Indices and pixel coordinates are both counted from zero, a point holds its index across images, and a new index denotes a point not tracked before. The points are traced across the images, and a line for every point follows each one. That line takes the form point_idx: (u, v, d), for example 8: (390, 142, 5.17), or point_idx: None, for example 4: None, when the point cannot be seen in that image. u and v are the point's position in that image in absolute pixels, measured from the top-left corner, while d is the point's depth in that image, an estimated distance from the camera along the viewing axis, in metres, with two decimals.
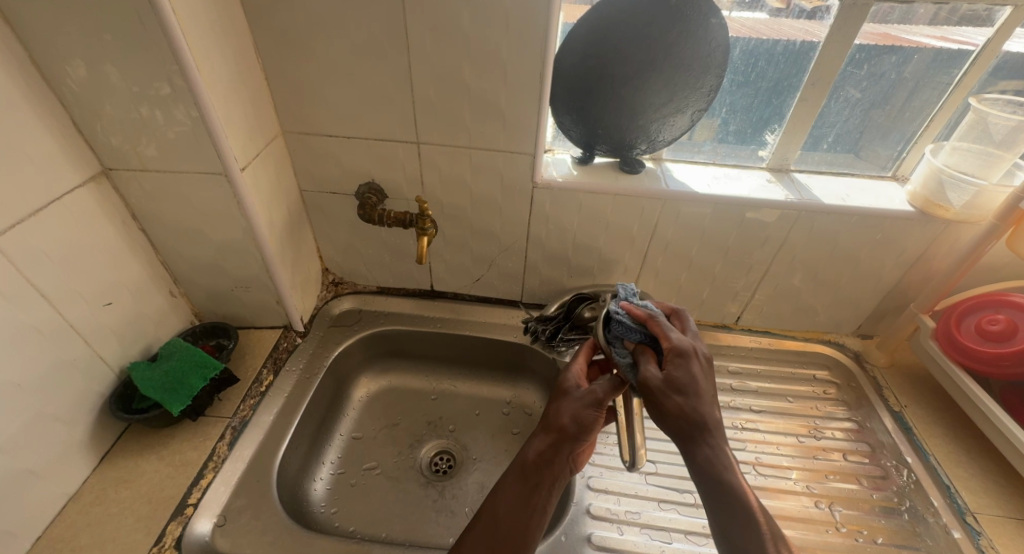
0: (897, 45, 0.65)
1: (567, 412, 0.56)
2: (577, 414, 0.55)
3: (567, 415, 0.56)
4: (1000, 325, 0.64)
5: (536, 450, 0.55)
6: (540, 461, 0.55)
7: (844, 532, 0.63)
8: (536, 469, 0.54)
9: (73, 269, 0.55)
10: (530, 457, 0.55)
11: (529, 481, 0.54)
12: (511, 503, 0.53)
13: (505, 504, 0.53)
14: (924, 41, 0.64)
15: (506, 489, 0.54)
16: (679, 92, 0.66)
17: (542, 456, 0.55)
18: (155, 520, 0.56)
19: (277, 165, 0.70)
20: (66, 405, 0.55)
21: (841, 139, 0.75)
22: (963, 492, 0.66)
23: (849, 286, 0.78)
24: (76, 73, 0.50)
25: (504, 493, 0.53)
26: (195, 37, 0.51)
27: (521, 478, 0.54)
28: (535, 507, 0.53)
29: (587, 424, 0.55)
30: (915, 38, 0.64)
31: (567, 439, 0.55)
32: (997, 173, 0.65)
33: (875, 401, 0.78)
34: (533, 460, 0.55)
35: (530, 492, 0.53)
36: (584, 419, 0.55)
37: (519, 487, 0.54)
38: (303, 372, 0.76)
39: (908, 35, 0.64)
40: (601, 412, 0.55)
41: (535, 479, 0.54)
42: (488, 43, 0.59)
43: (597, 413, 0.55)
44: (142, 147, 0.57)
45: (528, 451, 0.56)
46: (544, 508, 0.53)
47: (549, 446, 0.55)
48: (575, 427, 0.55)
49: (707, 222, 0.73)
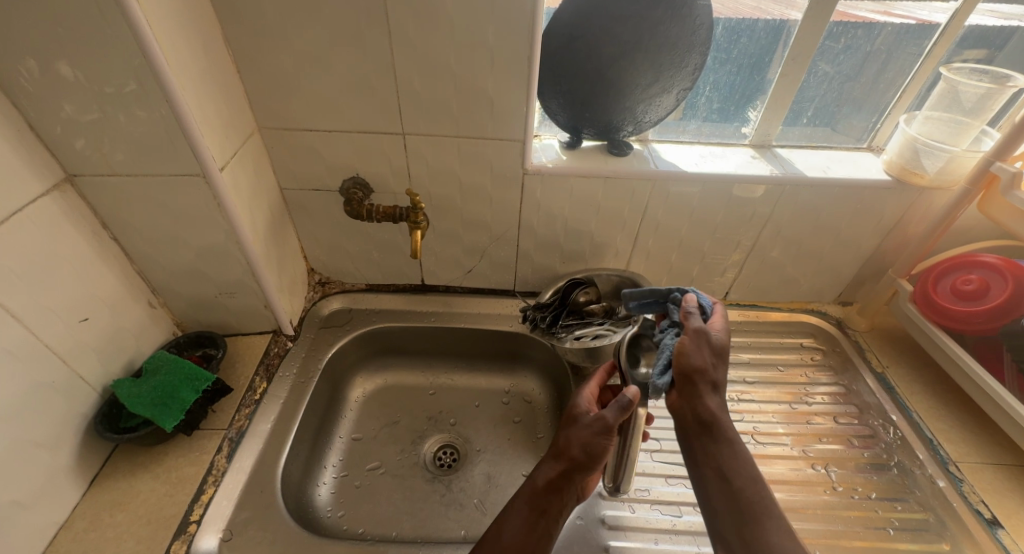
0: (847, 21, 0.67)
1: (577, 440, 0.54)
2: (586, 441, 0.54)
3: (575, 444, 0.54)
4: (973, 284, 0.68)
5: (546, 476, 0.54)
6: (550, 487, 0.53)
7: (840, 490, 0.66)
8: (545, 496, 0.53)
9: (44, 285, 0.51)
10: (538, 484, 0.54)
11: (536, 508, 0.52)
12: (518, 529, 0.50)
13: (511, 533, 0.50)
14: (868, 16, 0.67)
15: (513, 514, 0.52)
16: (666, 72, 0.66)
17: (551, 483, 0.53)
18: (158, 540, 0.54)
19: (256, 163, 0.67)
20: (48, 430, 0.52)
21: (819, 112, 0.77)
22: (944, 444, 0.70)
23: (830, 256, 0.81)
24: (30, 72, 0.46)
25: (511, 518, 0.51)
26: (162, 31, 0.47)
27: (528, 504, 0.52)
28: (542, 535, 0.51)
29: (597, 453, 0.53)
30: (859, 13, 0.67)
31: (575, 468, 0.53)
32: (967, 139, 0.68)
33: (859, 364, 0.81)
34: (542, 487, 0.53)
35: (539, 520, 0.51)
36: (593, 447, 0.53)
37: (526, 515, 0.51)
38: (297, 376, 0.74)
39: (854, 11, 0.66)
40: (610, 442, 0.54)
41: (542, 506, 0.52)
42: (474, 27, 0.57)
43: (607, 443, 0.54)
44: (109, 150, 0.53)
45: (538, 478, 0.54)
46: (551, 536, 0.51)
47: (559, 474, 0.53)
48: (583, 454, 0.53)
49: (696, 200, 0.74)
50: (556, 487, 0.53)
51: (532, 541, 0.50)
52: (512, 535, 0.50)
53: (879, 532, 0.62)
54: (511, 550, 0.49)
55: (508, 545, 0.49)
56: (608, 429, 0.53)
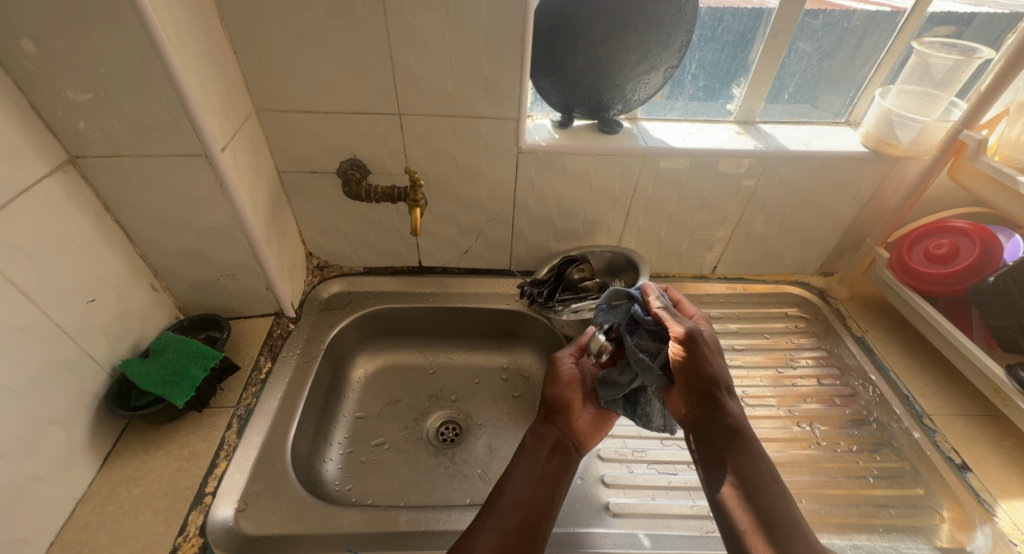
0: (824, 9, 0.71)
1: (551, 387, 0.65)
2: (555, 383, 0.65)
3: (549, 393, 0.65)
4: (944, 249, 0.72)
5: (533, 432, 0.62)
6: (539, 438, 0.61)
7: (824, 445, 0.70)
8: (536, 444, 0.60)
9: (52, 265, 0.52)
10: (528, 437, 0.61)
11: (533, 456, 0.58)
12: (522, 482, 0.55)
13: (512, 484, 0.55)
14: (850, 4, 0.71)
15: (515, 470, 0.57)
16: (653, 50, 0.68)
17: (537, 433, 0.61)
18: (175, 512, 0.55)
19: (254, 145, 0.67)
20: (63, 408, 0.53)
21: (800, 89, 0.80)
22: (919, 399, 0.74)
23: (812, 227, 0.85)
24: (31, 52, 0.47)
25: (514, 475, 0.56)
26: (164, 10, 0.48)
27: (523, 455, 0.59)
28: (545, 479, 0.56)
29: (566, 386, 0.65)
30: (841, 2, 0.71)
31: (555, 414, 0.63)
32: (937, 110, 0.72)
33: (840, 330, 0.85)
34: (532, 439, 0.61)
35: (538, 468, 0.57)
36: (562, 381, 0.65)
37: (526, 464, 0.57)
38: (301, 356, 0.75)
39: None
40: (572, 371, 0.66)
41: (536, 453, 0.59)
42: (468, 5, 0.59)
43: (570, 377, 0.66)
44: (112, 131, 0.54)
45: (527, 434, 0.62)
46: (554, 480, 0.57)
47: (543, 423, 0.62)
48: (557, 397, 0.64)
49: (685, 175, 0.77)
50: (544, 435, 0.61)
51: (537, 485, 0.55)
52: (518, 488, 0.55)
53: (860, 480, 0.66)
54: (518, 495, 0.54)
55: (515, 494, 0.54)
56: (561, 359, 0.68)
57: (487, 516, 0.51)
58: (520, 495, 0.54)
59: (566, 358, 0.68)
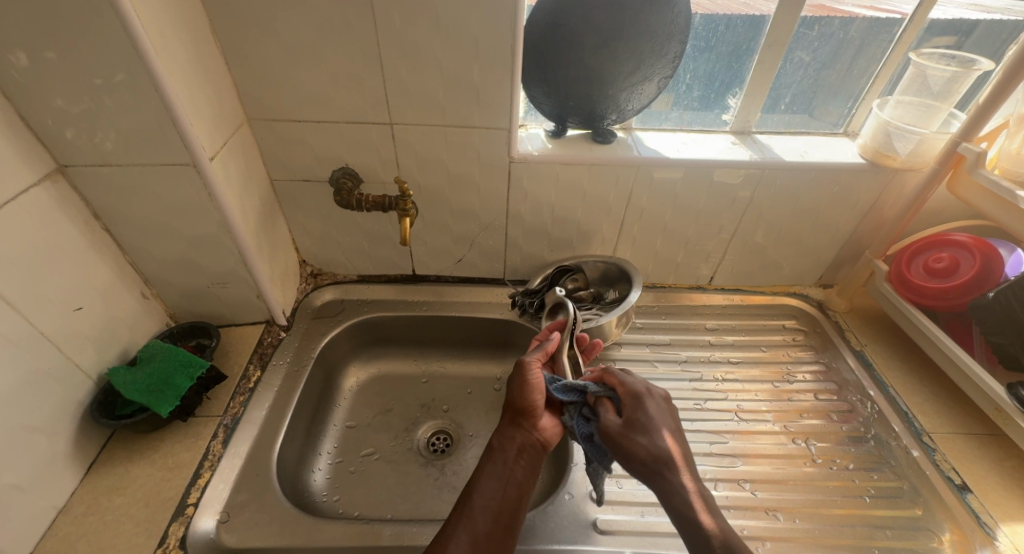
0: (833, 15, 0.70)
1: (514, 393, 0.60)
2: (519, 388, 0.60)
3: (512, 397, 0.61)
4: (944, 262, 0.71)
5: (499, 434, 0.60)
6: (506, 440, 0.59)
7: (820, 462, 0.68)
8: (501, 448, 0.58)
9: (39, 274, 0.52)
10: (494, 440, 0.59)
11: (500, 458, 0.57)
12: (491, 485, 0.54)
13: (479, 489, 0.54)
14: (857, 11, 0.70)
15: (482, 474, 0.56)
16: (646, 61, 0.68)
17: (504, 436, 0.59)
18: (156, 523, 0.55)
19: (245, 154, 0.67)
20: (45, 416, 0.53)
21: (796, 99, 0.79)
22: (918, 416, 0.73)
23: (810, 239, 0.84)
24: (20, 63, 0.47)
25: (481, 479, 0.55)
26: (150, 21, 0.48)
27: (490, 457, 0.57)
28: (514, 480, 0.56)
29: (532, 391, 0.59)
30: (846, 9, 0.70)
31: (520, 419, 0.60)
32: (936, 121, 0.71)
33: (839, 343, 0.84)
34: (498, 442, 0.59)
35: (507, 471, 0.56)
36: (528, 386, 0.60)
37: (494, 467, 0.56)
38: (291, 365, 0.75)
39: (840, 7, 0.70)
40: (539, 376, 0.60)
41: (502, 455, 0.57)
42: (458, 17, 0.59)
43: (536, 376, 0.60)
44: (100, 140, 0.54)
45: (494, 437, 0.60)
46: (522, 481, 0.56)
47: (508, 426, 0.60)
48: (522, 399, 0.60)
49: (679, 186, 0.76)
50: (510, 438, 0.59)
51: (505, 488, 0.54)
52: (485, 490, 0.54)
53: (856, 500, 0.64)
54: (487, 499, 0.53)
55: (484, 498, 0.53)
56: (526, 364, 0.60)
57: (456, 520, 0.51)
58: (488, 498, 0.53)
59: (532, 364, 0.60)
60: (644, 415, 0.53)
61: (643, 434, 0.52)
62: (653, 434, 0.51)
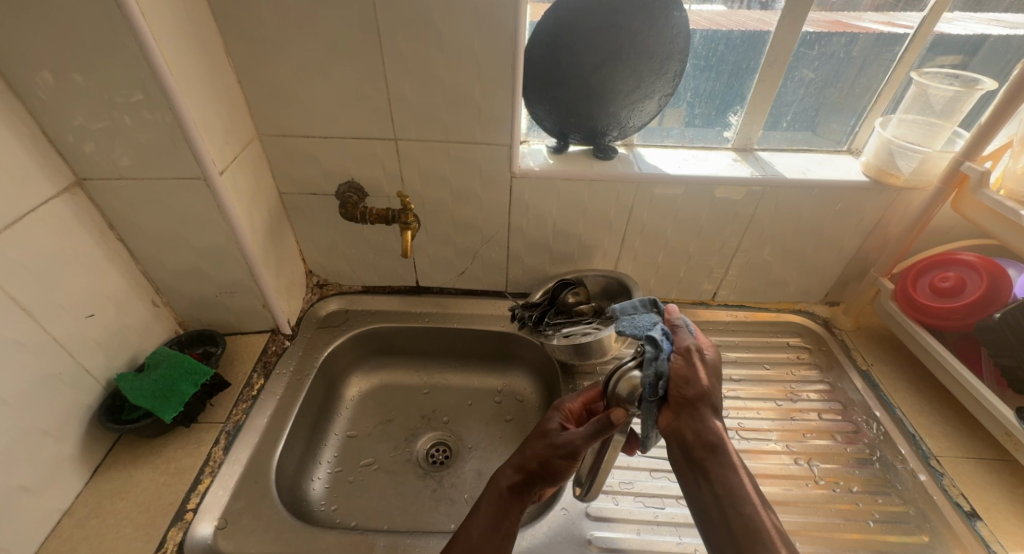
0: (847, 31, 0.70)
1: (546, 459, 0.54)
2: (554, 465, 0.53)
3: (540, 462, 0.54)
4: (950, 281, 0.70)
5: (508, 479, 0.55)
6: (514, 492, 0.54)
7: (823, 484, 0.67)
8: (509, 500, 0.54)
9: (55, 282, 0.55)
10: (500, 485, 0.55)
11: (500, 511, 0.53)
12: (482, 531, 0.51)
13: (476, 532, 0.51)
14: (869, 26, 0.70)
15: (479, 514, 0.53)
16: (646, 79, 0.69)
17: (514, 490, 0.54)
18: (156, 527, 0.56)
19: (254, 168, 0.70)
20: (54, 419, 0.55)
21: (799, 117, 0.79)
22: (926, 439, 0.71)
23: (814, 256, 0.83)
24: (45, 83, 0.50)
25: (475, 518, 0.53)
26: (166, 44, 0.51)
27: (492, 505, 0.53)
28: (508, 537, 0.52)
29: (562, 474, 0.54)
30: (861, 24, 0.70)
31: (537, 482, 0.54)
32: (939, 140, 0.70)
33: (845, 362, 0.82)
34: (507, 491, 0.54)
35: (505, 527, 0.52)
36: (561, 468, 0.53)
37: (491, 514, 0.53)
38: (294, 374, 0.76)
39: (855, 22, 0.70)
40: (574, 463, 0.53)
41: (505, 508, 0.53)
42: (460, 37, 0.61)
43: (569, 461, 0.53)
44: (117, 155, 0.57)
45: (502, 479, 0.55)
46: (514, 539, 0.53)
47: (522, 481, 0.54)
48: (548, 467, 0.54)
49: (680, 202, 0.76)
50: (518, 492, 0.54)
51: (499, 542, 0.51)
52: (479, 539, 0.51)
53: (860, 524, 0.63)
54: (479, 550, 0.50)
55: (475, 549, 0.50)
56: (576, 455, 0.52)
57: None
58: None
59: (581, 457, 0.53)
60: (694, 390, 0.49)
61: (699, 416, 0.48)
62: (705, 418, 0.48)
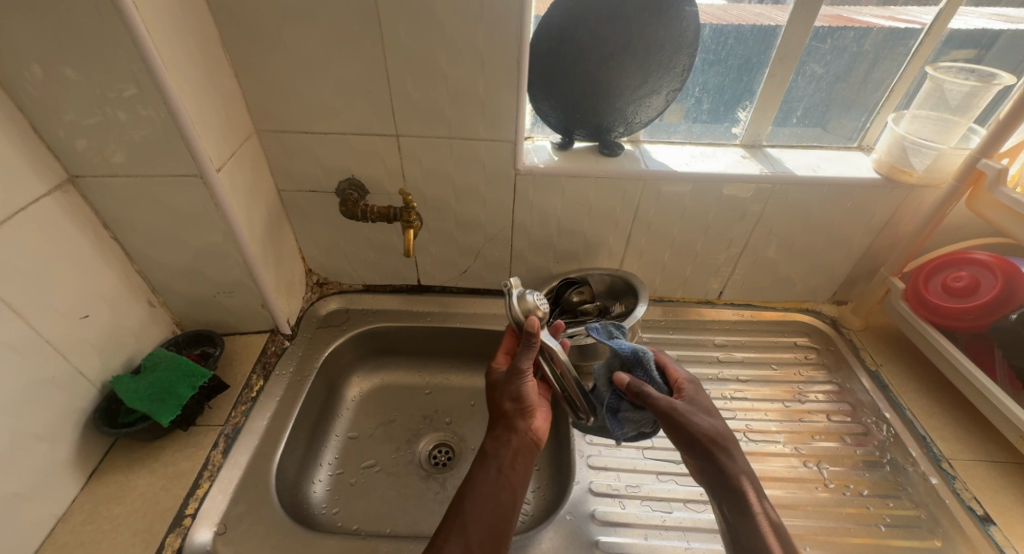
0: (852, 25, 0.68)
1: (507, 394, 0.61)
2: (515, 392, 0.60)
3: (506, 398, 0.61)
4: (964, 281, 0.68)
5: (491, 440, 0.59)
6: (499, 446, 0.58)
7: (832, 487, 0.66)
8: (493, 452, 0.57)
9: (46, 283, 0.53)
10: (489, 446, 0.58)
11: (492, 466, 0.56)
12: (484, 491, 0.53)
13: (474, 493, 0.53)
14: (874, 21, 0.68)
15: (475, 478, 0.55)
16: (653, 74, 0.67)
17: (497, 441, 0.58)
18: (153, 533, 0.55)
19: (252, 164, 0.68)
20: (47, 424, 0.54)
21: (809, 112, 0.77)
22: (937, 441, 0.70)
23: (823, 254, 0.82)
24: (34, 77, 0.48)
25: (475, 481, 0.54)
26: (160, 36, 0.49)
27: (485, 465, 0.56)
28: (506, 484, 0.55)
29: (526, 397, 0.60)
30: (865, 18, 0.68)
31: (513, 418, 0.60)
32: (954, 137, 0.69)
33: (853, 363, 0.81)
34: (489, 446, 0.58)
35: (501, 477, 0.55)
36: (523, 391, 0.60)
37: (486, 476, 0.55)
38: (294, 375, 0.75)
39: (860, 16, 0.68)
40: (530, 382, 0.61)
41: (497, 461, 0.56)
42: (464, 31, 0.59)
43: (528, 383, 0.60)
44: (110, 152, 0.55)
45: (486, 442, 0.58)
46: (514, 485, 0.55)
47: (502, 429, 0.59)
48: (515, 403, 0.60)
49: (687, 200, 0.75)
50: (504, 442, 0.58)
51: (499, 495, 0.53)
52: (477, 502, 0.52)
53: (871, 528, 0.62)
54: (481, 506, 0.52)
55: (478, 505, 0.52)
56: (524, 369, 0.60)
57: (456, 530, 0.49)
58: (483, 505, 0.52)
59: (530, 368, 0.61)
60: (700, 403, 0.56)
61: (701, 412, 0.55)
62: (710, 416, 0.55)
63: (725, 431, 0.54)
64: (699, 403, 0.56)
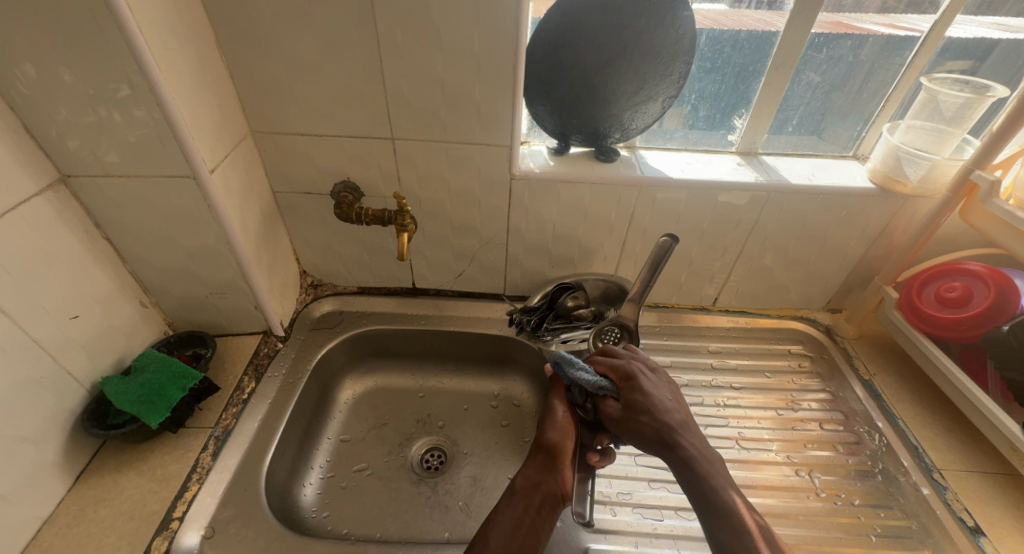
0: (852, 32, 0.68)
1: (544, 428, 0.63)
2: (551, 425, 0.63)
3: (545, 434, 0.63)
4: (956, 292, 0.69)
5: (524, 477, 0.60)
6: (530, 484, 0.59)
7: (824, 496, 0.66)
8: (525, 490, 0.59)
9: (36, 283, 0.53)
10: (519, 483, 0.59)
11: (520, 503, 0.57)
12: (506, 529, 0.55)
13: (498, 531, 0.54)
14: (874, 28, 0.68)
15: (500, 513, 0.57)
16: (650, 80, 0.68)
17: (529, 479, 0.60)
18: (139, 537, 0.55)
19: (247, 165, 0.68)
20: (34, 425, 0.53)
21: (804, 121, 0.78)
22: (930, 451, 0.70)
23: (817, 262, 0.82)
24: (26, 76, 0.48)
25: (497, 520, 0.56)
26: (154, 36, 0.49)
27: (512, 501, 0.58)
28: (529, 529, 0.55)
29: (561, 430, 0.63)
30: (865, 25, 0.68)
31: (549, 458, 0.61)
32: (948, 148, 0.69)
33: (847, 371, 0.81)
34: (521, 485, 0.59)
35: (527, 517, 0.56)
36: (559, 425, 0.63)
37: (512, 510, 0.57)
38: (286, 377, 0.74)
39: (859, 23, 0.68)
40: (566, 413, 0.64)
41: (526, 500, 0.58)
42: (461, 35, 0.59)
43: (563, 416, 0.64)
44: (103, 152, 0.55)
45: (517, 479, 0.60)
46: (539, 531, 0.56)
47: (538, 468, 0.60)
48: (551, 440, 0.62)
49: (683, 207, 0.75)
50: (536, 482, 0.59)
51: (521, 535, 0.54)
52: (498, 538, 0.54)
53: (862, 538, 0.62)
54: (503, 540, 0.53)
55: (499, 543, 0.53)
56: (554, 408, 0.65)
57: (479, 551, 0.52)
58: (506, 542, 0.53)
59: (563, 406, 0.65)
60: (643, 398, 0.58)
61: (647, 413, 0.57)
62: (657, 413, 0.57)
63: (673, 429, 0.56)
64: (649, 399, 0.58)
